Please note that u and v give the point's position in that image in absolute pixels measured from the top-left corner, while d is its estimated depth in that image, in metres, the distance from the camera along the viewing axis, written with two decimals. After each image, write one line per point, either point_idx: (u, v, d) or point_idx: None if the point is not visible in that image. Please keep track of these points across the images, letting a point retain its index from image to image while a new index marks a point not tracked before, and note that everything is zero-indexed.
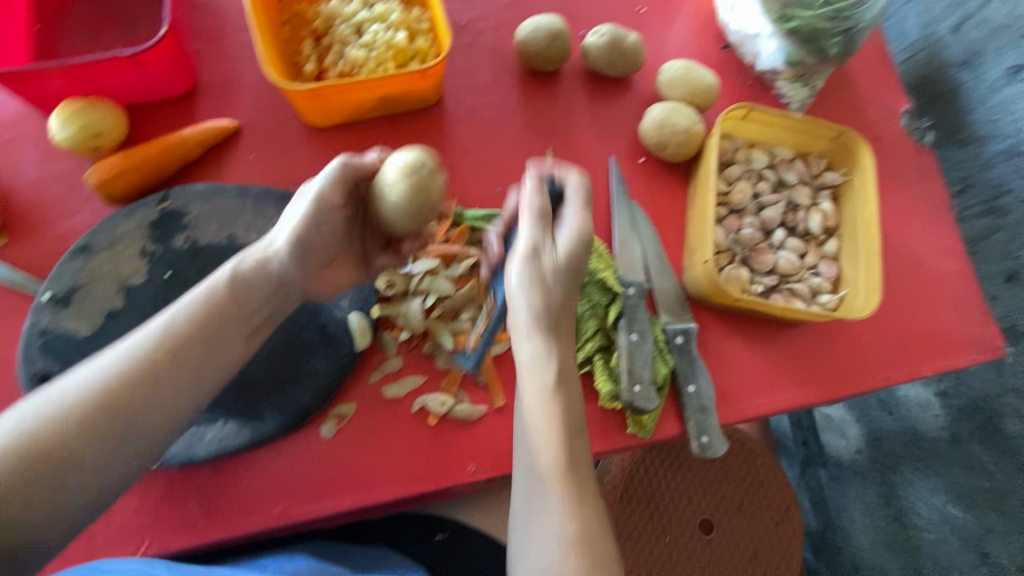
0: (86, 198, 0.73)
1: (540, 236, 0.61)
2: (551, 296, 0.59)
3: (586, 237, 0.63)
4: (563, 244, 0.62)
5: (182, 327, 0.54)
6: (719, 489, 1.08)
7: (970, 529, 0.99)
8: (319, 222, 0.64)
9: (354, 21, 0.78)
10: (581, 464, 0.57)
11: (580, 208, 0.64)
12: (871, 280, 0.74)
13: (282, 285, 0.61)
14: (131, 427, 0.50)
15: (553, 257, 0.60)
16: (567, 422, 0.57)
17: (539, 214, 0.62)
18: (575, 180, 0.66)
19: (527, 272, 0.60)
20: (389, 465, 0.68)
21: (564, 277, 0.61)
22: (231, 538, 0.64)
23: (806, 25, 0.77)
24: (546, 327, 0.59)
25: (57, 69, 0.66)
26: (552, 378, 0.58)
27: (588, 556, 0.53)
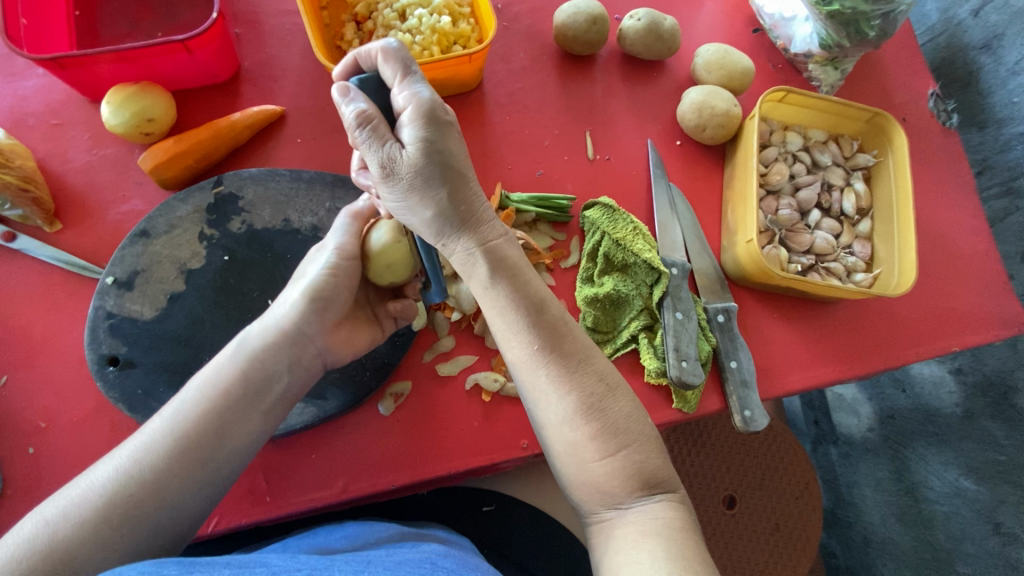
0: (138, 183, 0.74)
1: (381, 147, 0.47)
2: (433, 200, 0.50)
3: (438, 113, 0.47)
4: (408, 135, 0.47)
5: (191, 416, 0.52)
6: (743, 463, 1.02)
7: (984, 500, 1.01)
8: (338, 271, 0.60)
9: (397, 6, 0.78)
10: (559, 337, 0.53)
11: (405, 82, 0.47)
12: (905, 258, 0.76)
13: (297, 343, 0.58)
14: (155, 515, 0.48)
15: (409, 157, 0.47)
16: (523, 304, 0.53)
17: (364, 123, 0.46)
18: (380, 54, 0.47)
19: (399, 192, 0.50)
20: (444, 440, 0.70)
21: (433, 170, 0.48)
22: (294, 511, 0.67)
23: (846, 10, 0.78)
24: (451, 226, 0.52)
25: (108, 53, 0.67)
26: (485, 271, 0.53)
27: (597, 419, 0.51)
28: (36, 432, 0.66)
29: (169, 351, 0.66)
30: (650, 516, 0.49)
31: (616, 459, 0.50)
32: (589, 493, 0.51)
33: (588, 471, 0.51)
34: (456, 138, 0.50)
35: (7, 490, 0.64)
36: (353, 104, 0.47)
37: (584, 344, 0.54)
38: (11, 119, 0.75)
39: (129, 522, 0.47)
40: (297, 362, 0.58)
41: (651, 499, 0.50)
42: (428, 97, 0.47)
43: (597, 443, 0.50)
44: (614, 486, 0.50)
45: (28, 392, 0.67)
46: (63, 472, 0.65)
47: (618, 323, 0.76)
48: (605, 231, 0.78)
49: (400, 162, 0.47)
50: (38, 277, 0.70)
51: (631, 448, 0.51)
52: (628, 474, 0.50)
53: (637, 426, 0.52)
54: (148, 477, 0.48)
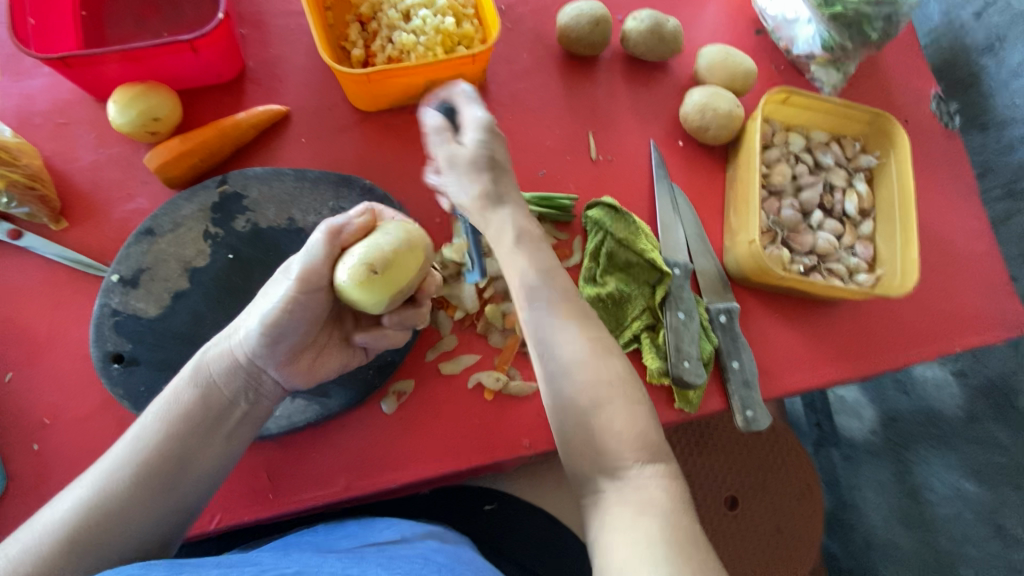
0: (144, 182, 0.75)
1: (446, 145, 0.57)
2: (479, 185, 0.57)
3: (491, 124, 0.56)
4: (469, 137, 0.56)
5: (146, 447, 0.51)
6: (745, 464, 1.02)
7: (985, 502, 1.03)
8: (296, 306, 0.55)
9: (402, 7, 0.78)
10: (570, 297, 0.55)
11: (472, 99, 0.57)
12: (908, 259, 0.76)
13: (253, 373, 0.57)
14: (116, 544, 0.48)
15: (467, 152, 0.56)
16: (538, 264, 0.56)
17: (438, 129, 0.57)
18: (455, 89, 0.59)
19: (452, 183, 0.58)
20: (447, 439, 0.70)
21: (481, 164, 0.56)
22: (297, 508, 0.67)
23: (849, 11, 0.78)
24: (493, 203, 0.57)
25: (115, 53, 0.67)
26: (513, 237, 0.56)
27: (600, 376, 0.51)
28: (40, 429, 0.66)
29: (174, 348, 0.66)
30: (647, 478, 0.48)
31: (617, 415, 0.50)
32: (587, 453, 0.50)
33: (590, 430, 0.50)
34: (502, 146, 0.58)
35: (12, 486, 0.64)
36: (431, 115, 0.58)
37: (593, 314, 0.55)
38: (17, 118, 0.76)
39: (91, 553, 0.46)
40: (255, 390, 0.57)
41: (649, 462, 0.49)
42: (486, 115, 0.56)
43: (600, 398, 0.50)
44: (613, 445, 0.49)
45: (33, 389, 0.67)
46: (67, 468, 0.65)
47: (621, 322, 0.75)
48: (608, 230, 0.78)
49: (455, 158, 0.56)
50: (44, 275, 0.71)
51: (632, 406, 0.50)
52: (629, 433, 0.49)
53: (639, 390, 0.52)
54: (105, 506, 0.48)
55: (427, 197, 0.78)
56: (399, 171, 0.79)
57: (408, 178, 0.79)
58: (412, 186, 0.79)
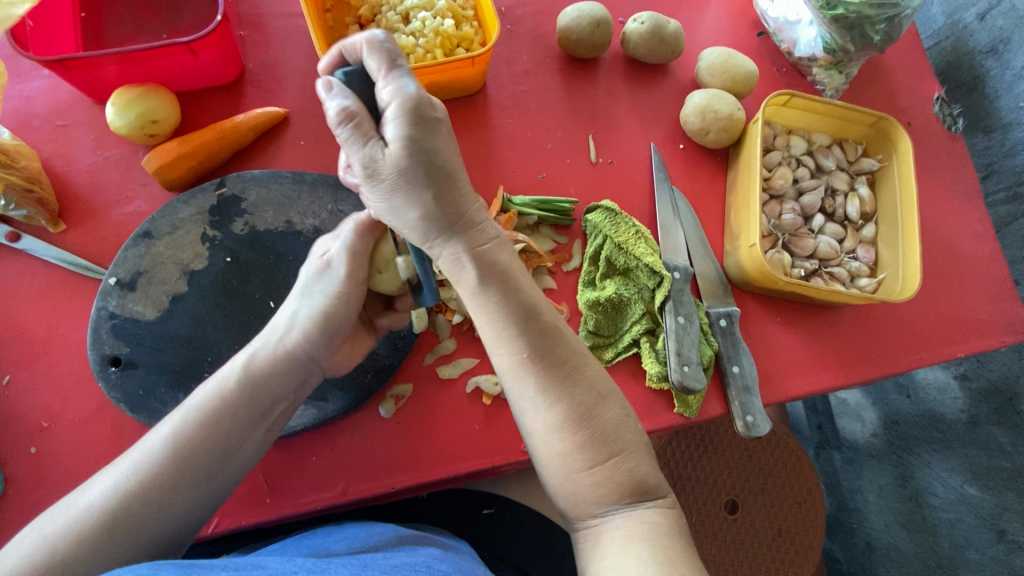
0: (142, 185, 0.75)
1: (360, 142, 0.43)
2: (420, 201, 0.45)
3: (424, 109, 0.43)
4: (392, 131, 0.42)
5: (192, 432, 0.52)
6: (745, 468, 1.01)
7: (988, 507, 1.00)
8: (345, 299, 0.57)
9: (401, 9, 0.78)
10: (550, 345, 0.51)
11: (389, 75, 0.43)
12: (910, 263, 0.76)
13: (302, 366, 0.58)
14: (157, 526, 0.49)
15: (392, 154, 0.43)
16: (512, 310, 0.51)
17: (344, 117, 0.43)
18: (366, 47, 0.44)
19: (382, 193, 0.45)
20: (444, 443, 0.70)
21: (417, 169, 0.44)
22: (295, 513, 0.67)
23: (851, 13, 0.77)
24: (437, 229, 0.48)
25: (113, 56, 0.67)
26: (475, 275, 0.50)
27: (584, 432, 0.50)
28: (38, 432, 0.66)
29: (171, 351, 0.66)
30: (635, 522, 0.49)
31: (603, 471, 0.50)
32: (575, 501, 0.51)
33: (576, 481, 0.50)
34: (446, 138, 0.45)
35: (9, 490, 0.64)
36: (334, 97, 0.44)
37: (573, 350, 0.52)
38: (16, 120, 0.76)
39: (135, 535, 0.48)
40: (301, 383, 0.58)
41: (640, 507, 0.50)
42: (416, 91, 0.43)
43: (584, 454, 0.50)
44: (599, 496, 0.50)
45: (31, 392, 0.67)
46: (65, 472, 0.65)
47: (619, 327, 0.75)
48: (607, 234, 0.77)
49: (383, 162, 0.43)
50: (42, 278, 0.70)
51: (621, 458, 0.50)
52: (615, 485, 0.49)
53: (628, 437, 0.51)
54: (154, 489, 0.49)
55: None
56: None
57: None
58: None
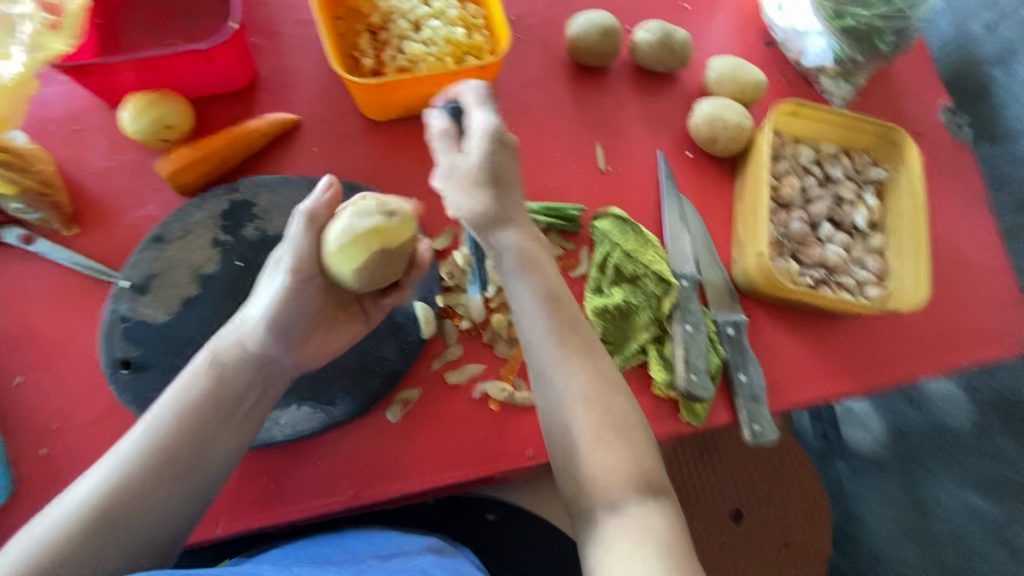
0: (155, 189, 0.75)
1: (450, 153, 0.54)
2: (482, 200, 0.56)
3: (503, 137, 0.54)
4: (474, 146, 0.53)
5: (165, 434, 0.52)
6: (751, 477, 1.01)
7: (993, 518, 1.04)
8: (299, 292, 0.55)
9: (412, 17, 0.79)
10: (577, 328, 0.57)
11: (483, 106, 0.54)
12: (919, 273, 0.76)
13: (262, 361, 0.56)
14: (134, 528, 0.49)
15: (469, 162, 0.54)
16: (543, 292, 0.57)
17: (445, 134, 0.55)
18: (470, 90, 0.55)
19: (454, 188, 0.56)
20: (451, 449, 0.70)
21: (488, 174, 0.54)
22: (302, 517, 0.67)
23: (862, 24, 0.78)
24: (491, 223, 0.57)
25: (129, 62, 0.68)
26: (516, 263, 0.58)
27: (598, 411, 0.53)
28: (48, 433, 0.66)
29: (181, 355, 0.67)
30: (641, 521, 0.49)
31: (613, 450, 0.51)
32: (583, 485, 0.51)
33: (590, 463, 0.51)
34: (513, 159, 0.56)
35: (19, 491, 0.64)
36: (439, 118, 0.56)
37: (591, 338, 0.57)
38: (32, 124, 0.77)
39: (114, 539, 0.48)
40: (269, 375, 0.57)
41: (643, 505, 0.50)
42: (497, 121, 0.53)
43: (600, 431, 0.52)
44: (607, 479, 0.50)
45: (42, 394, 0.68)
46: (75, 473, 0.65)
47: (627, 334, 0.75)
48: (615, 242, 0.78)
49: (464, 163, 0.54)
50: (54, 281, 0.71)
51: (625, 442, 0.52)
52: (627, 468, 0.51)
53: (635, 423, 0.53)
54: (126, 493, 0.49)
55: (436, 205, 0.79)
56: (407, 180, 0.79)
57: (417, 187, 0.79)
58: (420, 195, 0.79)
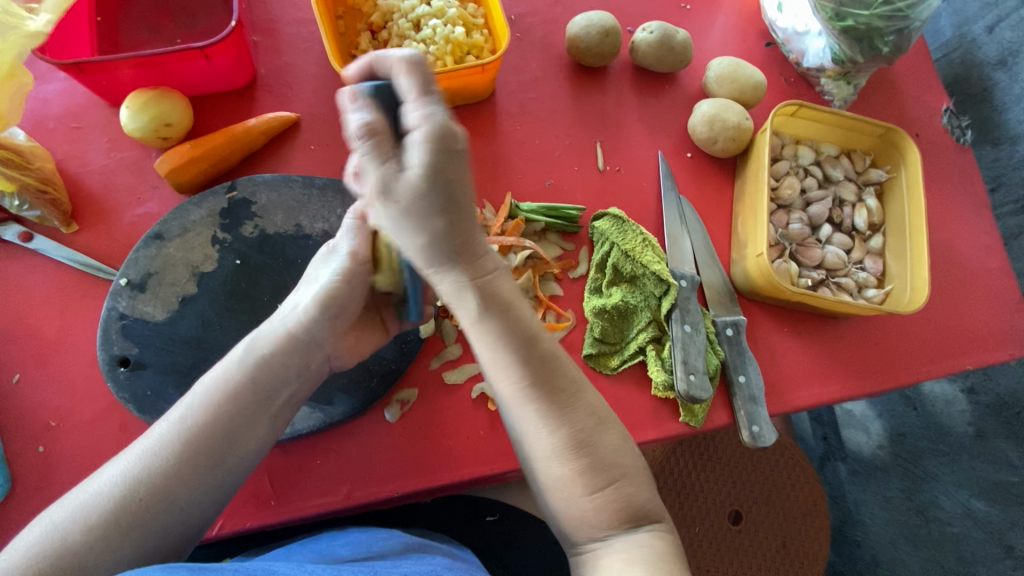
0: (154, 187, 0.75)
1: (380, 166, 0.42)
2: (428, 229, 0.45)
3: (449, 138, 0.41)
4: (412, 158, 0.41)
5: (200, 418, 0.53)
6: (750, 479, 1.00)
7: (995, 522, 1.04)
8: (351, 280, 0.59)
9: (412, 16, 0.78)
10: (551, 370, 0.54)
11: (419, 99, 0.42)
12: (918, 275, 0.76)
13: (307, 350, 0.59)
14: (159, 515, 0.49)
15: (407, 182, 0.42)
16: (513, 338, 0.53)
17: (366, 136, 0.41)
18: (400, 64, 0.42)
19: (393, 214, 0.44)
20: (449, 449, 0.70)
21: (434, 199, 0.43)
22: (300, 516, 0.67)
23: (861, 24, 0.78)
24: (440, 260, 0.49)
25: (129, 59, 0.68)
26: (475, 306, 0.51)
27: (585, 456, 0.52)
28: (46, 431, 0.66)
29: (179, 353, 0.67)
30: (634, 545, 0.51)
31: (604, 495, 0.52)
32: (575, 526, 0.53)
33: (577, 506, 0.52)
34: (464, 167, 0.43)
35: (16, 489, 0.64)
36: (356, 111, 0.42)
37: (570, 377, 0.55)
38: (31, 121, 0.77)
39: (139, 525, 0.49)
40: (306, 368, 0.59)
41: (637, 533, 0.51)
42: (443, 117, 0.41)
43: (583, 477, 0.52)
44: (600, 521, 0.52)
45: (40, 392, 0.68)
46: (72, 470, 0.65)
47: (626, 334, 0.75)
48: (614, 242, 0.78)
49: (396, 189, 0.42)
50: (53, 278, 0.71)
51: (618, 484, 0.52)
52: (614, 508, 0.52)
53: (626, 460, 0.54)
54: (156, 479, 0.50)
55: None
56: None
57: None
58: None
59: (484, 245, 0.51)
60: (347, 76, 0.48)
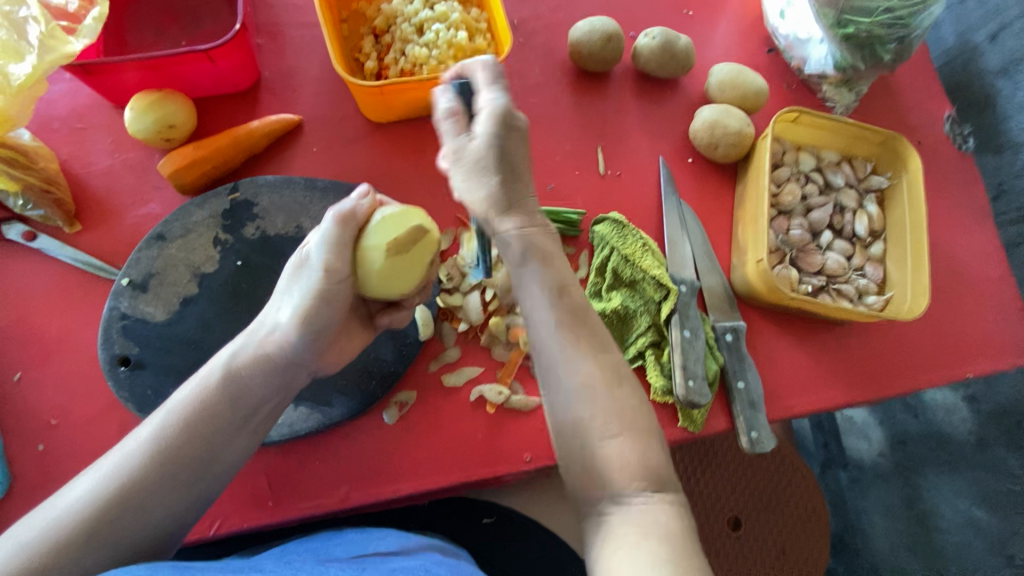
0: (157, 188, 0.76)
1: (455, 137, 0.55)
2: (489, 186, 0.56)
3: (510, 119, 0.54)
4: (479, 131, 0.54)
5: (173, 436, 0.52)
6: (749, 484, 1.00)
7: (995, 531, 1.03)
8: (329, 297, 0.59)
9: (415, 20, 0.79)
10: (581, 316, 0.55)
11: (490, 88, 0.55)
12: (918, 282, 0.76)
13: (288, 368, 0.59)
14: (129, 531, 0.49)
15: (474, 147, 0.54)
16: (548, 286, 0.56)
17: (450, 117, 0.56)
18: (479, 66, 0.56)
19: (461, 175, 0.56)
20: (447, 452, 0.70)
21: (491, 162, 0.55)
22: (298, 517, 0.67)
23: (862, 32, 0.77)
24: (499, 209, 0.57)
25: (133, 61, 0.69)
26: (520, 254, 0.57)
27: (605, 400, 0.51)
28: (46, 429, 0.67)
29: (180, 353, 0.67)
30: (648, 514, 0.48)
31: (621, 443, 0.50)
32: (590, 479, 0.50)
33: (591, 455, 0.50)
34: (520, 143, 0.56)
35: (15, 487, 0.65)
36: (444, 99, 0.56)
37: (599, 329, 0.56)
38: (36, 122, 0.78)
39: (107, 543, 0.48)
40: (285, 385, 0.60)
41: (650, 495, 0.49)
42: (504, 104, 0.54)
43: (603, 423, 0.51)
44: (614, 474, 0.49)
45: (40, 391, 0.68)
46: (72, 469, 0.66)
47: (625, 339, 0.75)
48: (614, 246, 0.78)
49: (467, 151, 0.55)
50: (56, 277, 0.72)
51: (637, 437, 0.51)
52: (631, 460, 0.50)
53: (646, 420, 0.52)
54: (128, 497, 0.49)
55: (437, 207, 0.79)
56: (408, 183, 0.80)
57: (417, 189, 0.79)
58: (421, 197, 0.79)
59: (537, 205, 0.59)
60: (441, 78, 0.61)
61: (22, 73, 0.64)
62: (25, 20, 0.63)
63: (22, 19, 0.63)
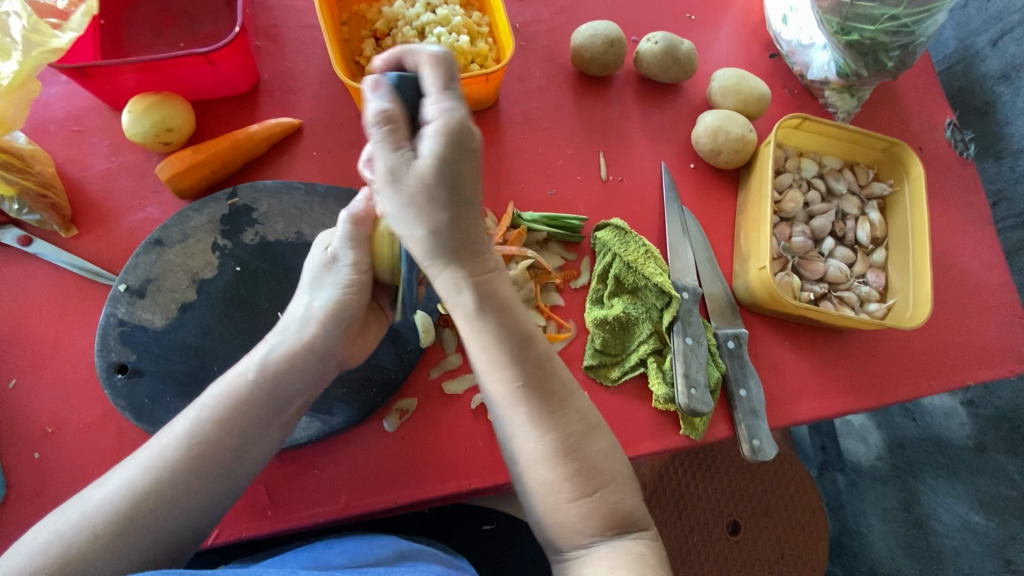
0: (155, 192, 0.75)
1: (394, 150, 0.43)
2: (433, 221, 0.45)
3: (465, 136, 0.42)
4: (426, 146, 0.42)
5: (210, 424, 0.53)
6: (748, 489, 1.00)
7: (993, 536, 1.05)
8: (358, 290, 0.59)
9: (416, 23, 0.78)
10: (543, 374, 0.54)
11: (444, 91, 0.43)
12: (920, 290, 0.75)
13: (321, 360, 0.59)
14: (165, 516, 0.49)
15: (420, 171, 0.42)
16: (506, 341, 0.52)
17: (385, 122, 0.42)
18: (427, 57, 0.44)
19: (397, 201, 0.44)
20: (448, 460, 0.69)
21: (442, 190, 0.43)
22: (298, 525, 0.66)
23: (866, 40, 0.77)
24: (443, 252, 0.47)
25: (130, 64, 0.68)
26: (471, 303, 0.50)
27: (571, 462, 0.52)
28: (42, 437, 0.66)
29: (178, 360, 0.66)
30: (618, 553, 0.51)
31: (590, 500, 0.52)
32: (560, 532, 0.53)
33: (562, 512, 0.52)
34: (477, 165, 0.44)
35: (10, 496, 0.64)
36: (376, 96, 0.43)
37: (563, 383, 0.55)
38: (32, 124, 0.77)
39: (145, 529, 0.48)
40: (319, 378, 0.59)
41: (623, 538, 0.52)
42: (460, 114, 0.42)
43: (572, 484, 0.52)
44: (585, 527, 0.52)
45: (36, 398, 0.67)
46: (67, 476, 0.65)
47: (626, 346, 0.75)
48: (616, 252, 0.77)
49: (409, 174, 0.43)
50: (52, 282, 0.71)
51: (604, 490, 0.53)
52: (598, 514, 0.52)
53: (614, 466, 0.54)
54: (166, 484, 0.50)
55: None
56: None
57: None
58: None
59: (489, 249, 0.51)
60: (374, 65, 0.47)
61: (9, 72, 0.64)
62: (6, 15, 0.62)
63: (4, 14, 0.62)
